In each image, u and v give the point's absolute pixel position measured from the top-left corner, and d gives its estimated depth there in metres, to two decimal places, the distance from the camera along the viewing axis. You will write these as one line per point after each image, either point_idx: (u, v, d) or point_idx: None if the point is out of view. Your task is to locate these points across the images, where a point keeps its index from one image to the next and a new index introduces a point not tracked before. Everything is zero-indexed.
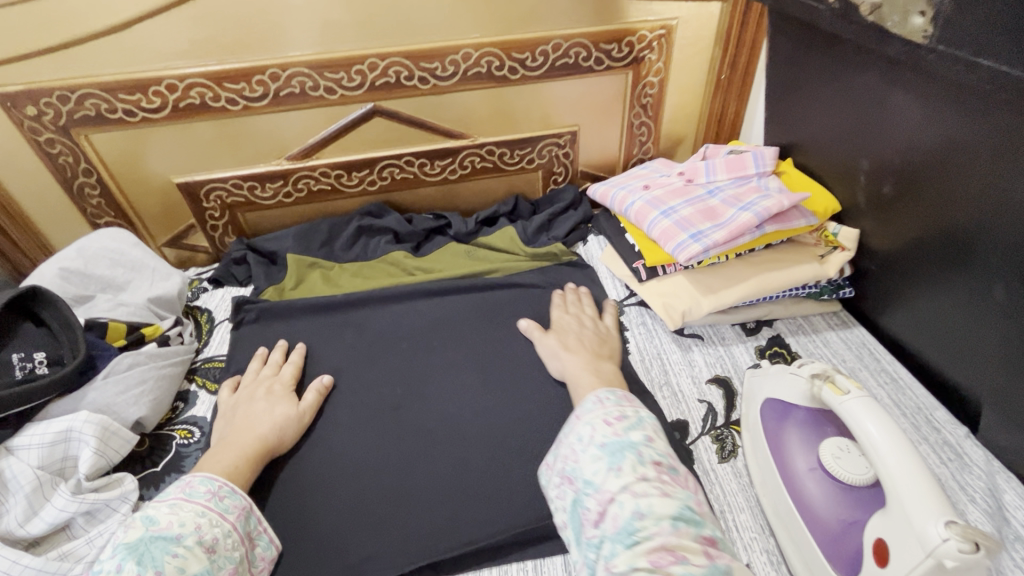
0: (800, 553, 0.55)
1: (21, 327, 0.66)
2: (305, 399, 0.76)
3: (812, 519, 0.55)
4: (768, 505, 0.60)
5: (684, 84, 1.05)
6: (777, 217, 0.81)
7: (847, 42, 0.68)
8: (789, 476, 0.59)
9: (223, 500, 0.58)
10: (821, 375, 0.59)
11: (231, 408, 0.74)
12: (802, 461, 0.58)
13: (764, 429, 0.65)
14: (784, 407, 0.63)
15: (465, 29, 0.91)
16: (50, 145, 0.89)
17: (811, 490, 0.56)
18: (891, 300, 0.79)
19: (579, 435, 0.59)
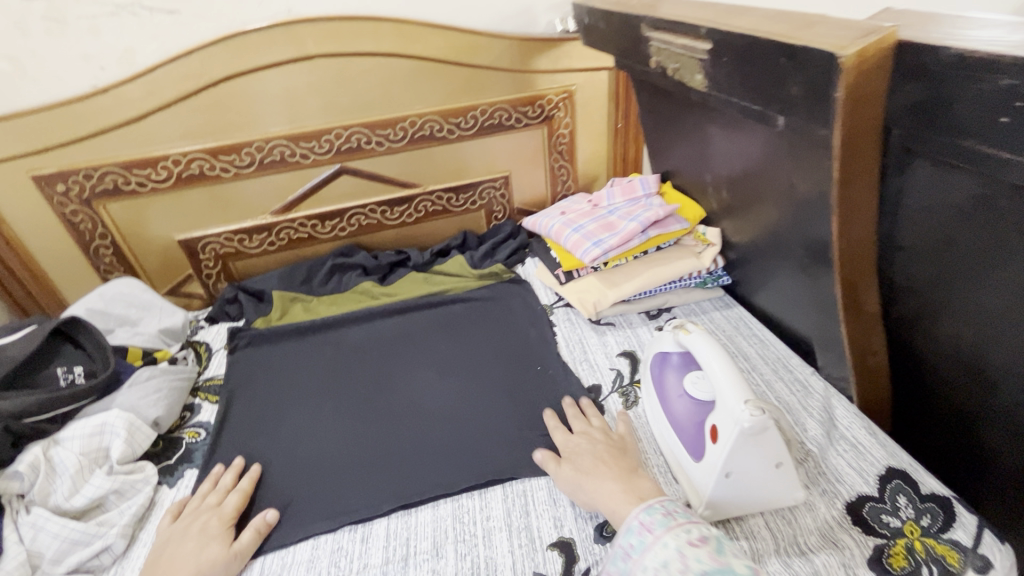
0: (676, 457, 0.75)
1: (63, 348, 0.84)
2: (241, 538, 0.69)
3: (682, 429, 0.74)
4: (657, 430, 0.80)
5: (590, 133, 1.32)
6: (658, 224, 1.05)
7: (666, 96, 0.96)
8: (668, 403, 0.78)
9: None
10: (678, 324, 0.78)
11: (161, 547, 0.69)
12: (674, 390, 0.78)
13: (653, 375, 0.84)
14: (664, 355, 0.83)
15: (409, 103, 1.17)
16: (74, 214, 1.09)
17: (680, 409, 0.75)
18: (753, 280, 1.02)
19: (663, 559, 0.53)
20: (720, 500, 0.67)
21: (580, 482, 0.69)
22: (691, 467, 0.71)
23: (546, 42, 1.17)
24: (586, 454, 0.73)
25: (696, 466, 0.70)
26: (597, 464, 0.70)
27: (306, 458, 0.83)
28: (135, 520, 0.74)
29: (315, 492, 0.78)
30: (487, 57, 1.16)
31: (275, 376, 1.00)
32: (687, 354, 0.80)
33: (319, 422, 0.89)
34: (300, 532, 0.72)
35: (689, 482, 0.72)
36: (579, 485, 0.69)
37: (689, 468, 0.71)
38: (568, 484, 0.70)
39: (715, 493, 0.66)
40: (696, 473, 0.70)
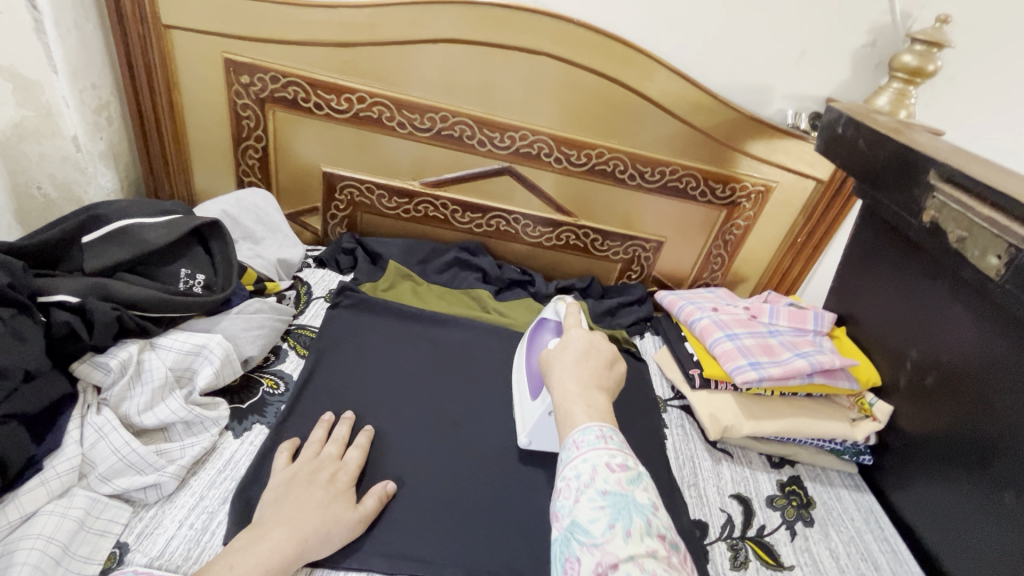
0: (520, 399, 0.84)
1: (194, 248, 0.78)
2: (365, 502, 0.67)
3: (532, 375, 0.82)
4: (516, 375, 0.89)
5: (765, 235, 1.20)
6: (826, 372, 0.92)
7: (922, 253, 0.84)
8: (531, 355, 0.85)
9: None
10: (565, 298, 0.87)
11: (285, 483, 0.65)
12: (541, 344, 0.83)
13: (530, 334, 0.90)
14: (543, 320, 0.88)
15: (606, 135, 1.08)
16: (244, 108, 1.06)
17: (537, 359, 0.82)
18: (905, 479, 0.88)
19: (579, 473, 0.51)
20: (537, 434, 0.78)
21: (555, 360, 0.65)
22: (527, 403, 0.81)
23: (770, 129, 1.06)
24: (579, 349, 0.66)
25: (530, 404, 0.80)
26: (580, 363, 0.63)
27: (377, 464, 0.74)
28: (190, 464, 0.66)
29: (385, 506, 0.69)
30: (704, 119, 1.05)
31: (365, 352, 0.91)
32: (558, 324, 0.83)
33: (402, 426, 0.80)
34: (355, 560, 0.64)
35: (522, 415, 0.82)
36: (554, 364, 0.65)
37: (526, 404, 0.81)
38: (551, 362, 0.66)
39: (536, 426, 0.77)
40: (528, 408, 0.80)
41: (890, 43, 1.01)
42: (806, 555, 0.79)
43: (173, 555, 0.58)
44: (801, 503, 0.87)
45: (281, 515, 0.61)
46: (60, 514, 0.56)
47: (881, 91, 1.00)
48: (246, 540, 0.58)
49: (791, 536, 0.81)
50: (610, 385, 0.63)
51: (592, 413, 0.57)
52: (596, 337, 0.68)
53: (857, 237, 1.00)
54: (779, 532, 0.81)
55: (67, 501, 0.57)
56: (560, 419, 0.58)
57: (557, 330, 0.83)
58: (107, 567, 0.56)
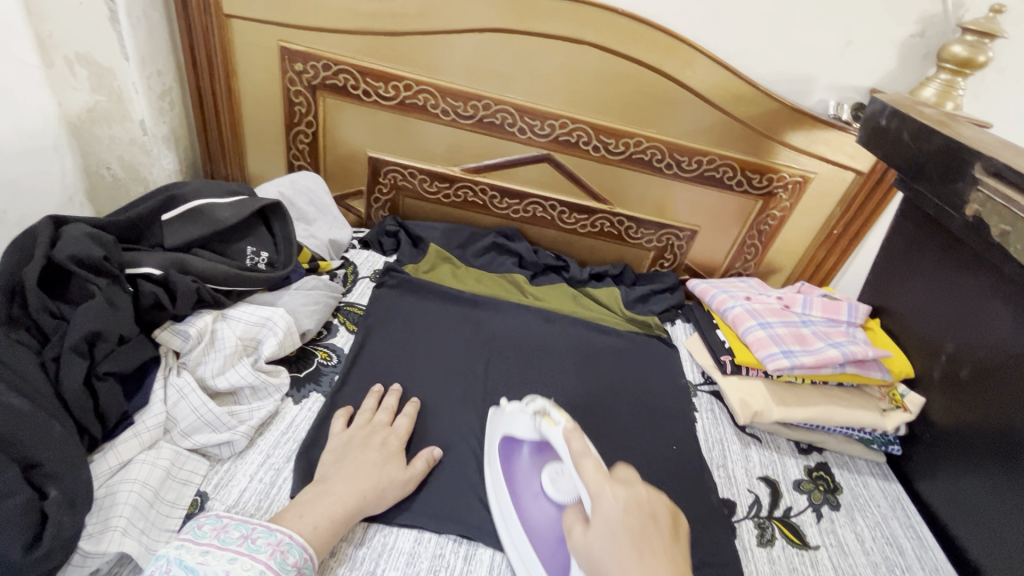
0: (525, 570, 0.64)
1: (258, 228, 0.84)
2: (415, 465, 0.72)
3: (539, 540, 0.64)
4: (500, 523, 0.69)
5: (801, 226, 1.20)
6: (858, 362, 0.94)
7: (965, 248, 0.84)
8: (520, 503, 0.67)
9: (256, 539, 0.55)
10: (540, 411, 0.67)
11: (342, 445, 0.71)
12: (535, 487, 0.68)
13: (502, 462, 0.72)
14: (510, 438, 0.73)
15: (644, 124, 1.09)
16: (296, 95, 1.11)
17: (536, 512, 0.66)
18: (934, 469, 0.89)
19: None
20: None
21: (611, 561, 0.49)
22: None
23: (811, 120, 1.06)
24: (635, 527, 0.50)
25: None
26: (644, 549, 0.49)
27: (424, 433, 0.79)
28: (258, 424, 0.72)
29: (431, 470, 0.74)
30: (744, 108, 1.06)
31: (409, 329, 0.96)
32: (539, 446, 0.70)
33: (445, 401, 0.85)
34: (406, 517, 0.69)
35: None
36: (608, 564, 0.49)
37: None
38: (599, 562, 0.50)
39: None
40: None
41: (940, 34, 1.00)
42: (832, 537, 0.81)
43: (247, 504, 0.65)
44: (828, 488, 0.89)
45: (340, 470, 0.66)
46: (151, 463, 0.62)
47: (927, 82, 0.99)
48: (312, 493, 0.63)
49: (817, 518, 0.84)
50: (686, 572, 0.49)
51: None
52: (633, 495, 0.53)
53: (897, 231, 1.00)
54: (805, 513, 0.84)
55: (155, 452, 0.64)
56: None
57: (539, 452, 0.70)
58: (191, 512, 0.62)
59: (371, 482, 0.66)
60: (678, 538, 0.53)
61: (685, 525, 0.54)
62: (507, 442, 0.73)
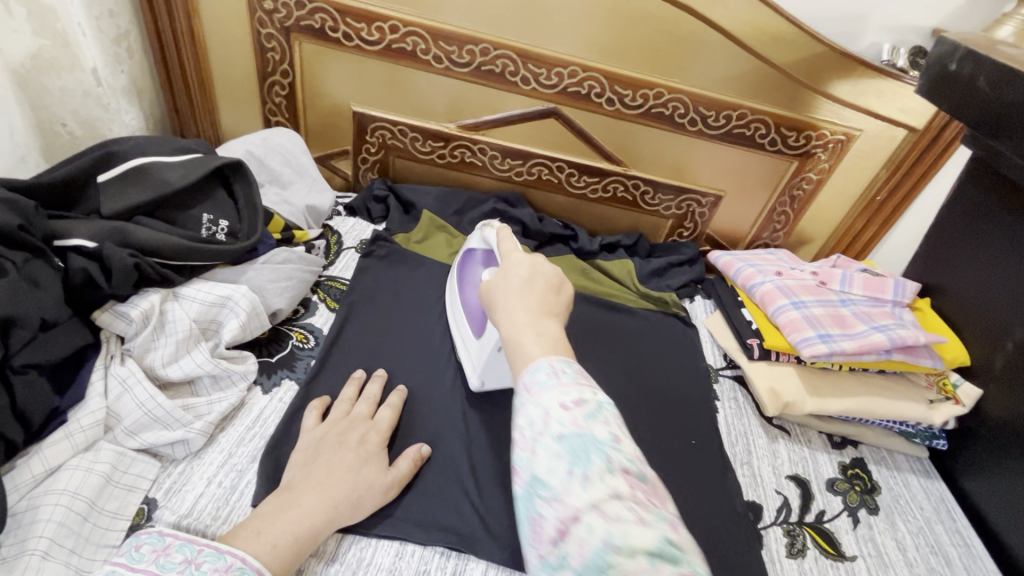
0: (461, 336, 0.78)
1: (217, 192, 0.73)
2: (399, 466, 0.63)
3: (472, 315, 0.76)
4: (452, 317, 0.82)
5: (840, 191, 1.06)
6: (906, 348, 0.83)
7: None
8: (464, 290, 0.79)
9: (200, 566, 0.46)
10: (486, 223, 0.78)
11: (314, 445, 0.61)
12: (474, 278, 0.77)
13: (459, 267, 0.84)
14: (470, 250, 0.82)
15: (667, 72, 0.95)
16: (269, 39, 0.97)
17: (473, 295, 0.77)
18: (986, 468, 0.79)
19: (531, 420, 0.40)
20: (489, 372, 0.72)
21: (498, 293, 0.53)
22: (473, 344, 0.74)
23: (861, 67, 0.91)
24: (522, 276, 0.54)
25: (475, 342, 0.73)
26: (529, 290, 0.52)
27: (410, 427, 0.70)
28: (218, 420, 0.63)
29: (417, 471, 0.65)
30: (783, 52, 0.91)
31: (397, 307, 0.85)
32: (488, 253, 0.77)
33: (435, 389, 0.75)
34: (387, 528, 0.60)
35: (468, 356, 0.76)
36: (496, 297, 0.53)
37: (470, 344, 0.75)
38: (492, 298, 0.53)
39: (487, 366, 0.71)
40: (473, 347, 0.74)
41: None
42: (870, 545, 0.72)
43: (202, 514, 0.56)
44: (865, 488, 0.80)
45: (307, 474, 0.57)
46: (86, 468, 0.53)
47: (1005, 20, 0.84)
48: (275, 504, 0.54)
49: (854, 524, 0.74)
50: (559, 310, 0.51)
51: (545, 336, 0.46)
52: (537, 263, 0.56)
53: (957, 196, 0.87)
54: (840, 518, 0.74)
55: (93, 454, 0.55)
56: (510, 354, 0.47)
57: (487, 261, 0.77)
58: (138, 522, 0.54)
59: (343, 488, 0.57)
60: (567, 299, 0.53)
61: (574, 289, 0.54)
62: (465, 254, 0.82)
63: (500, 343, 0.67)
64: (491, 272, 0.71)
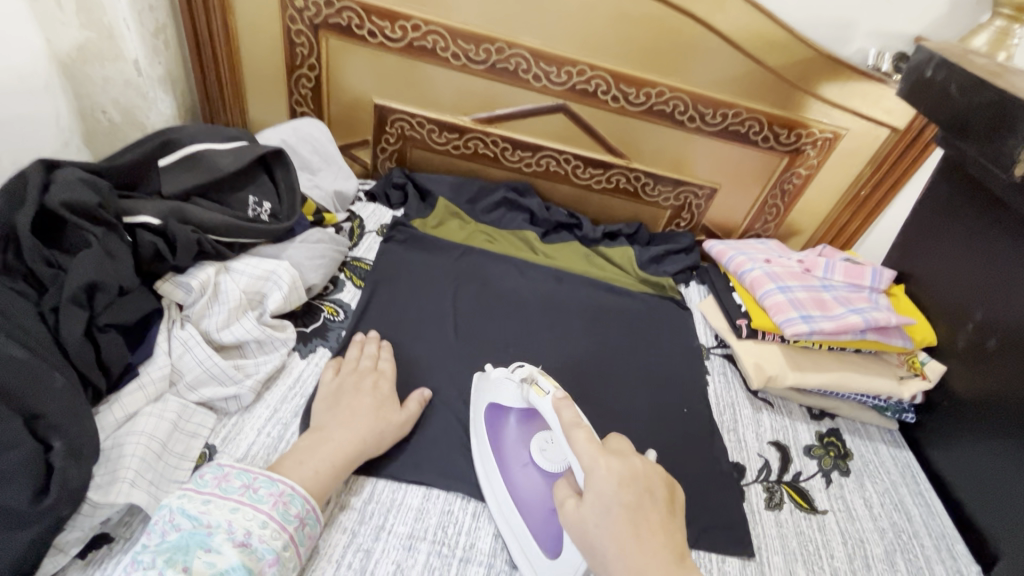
0: (518, 544, 0.62)
1: (260, 177, 0.81)
2: (409, 407, 0.72)
3: (528, 510, 0.63)
4: (487, 488, 0.67)
5: (827, 187, 1.14)
6: (879, 329, 0.91)
7: (1009, 213, 0.79)
8: (509, 476, 0.66)
9: (258, 490, 0.55)
10: (527, 378, 0.66)
11: (335, 393, 0.70)
12: (520, 456, 0.67)
13: (487, 430, 0.70)
14: (496, 407, 0.70)
15: (668, 72, 1.02)
16: (298, 35, 1.04)
17: (525, 483, 0.65)
18: (948, 438, 0.88)
19: None
20: None
21: (607, 537, 0.48)
22: (544, 563, 0.59)
23: (848, 70, 0.98)
24: (624, 507, 0.49)
25: (547, 563, 0.59)
26: (638, 524, 0.48)
27: (432, 391, 0.78)
28: (265, 378, 0.71)
29: (440, 427, 0.74)
30: (776, 56, 0.98)
31: (417, 286, 0.93)
32: (527, 416, 0.69)
33: (453, 359, 0.83)
34: (414, 473, 0.68)
35: None
36: (600, 543, 0.48)
37: (535, 562, 0.60)
38: (591, 535, 0.49)
39: None
40: (545, 571, 0.58)
41: None
42: (840, 502, 0.81)
43: (255, 457, 0.64)
44: (839, 454, 0.88)
45: (345, 422, 0.65)
46: (158, 415, 0.61)
47: (978, 30, 0.91)
48: (318, 444, 0.62)
49: (826, 484, 0.83)
50: (681, 544, 0.49)
51: None
52: (642, 475, 0.52)
53: (932, 192, 0.94)
54: (815, 478, 0.83)
55: (162, 404, 0.63)
56: None
57: (527, 423, 0.69)
58: (200, 463, 0.62)
59: (378, 438, 0.66)
60: (674, 509, 0.52)
61: (683, 499, 0.53)
62: (492, 412, 0.70)
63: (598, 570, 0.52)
64: (561, 453, 0.62)
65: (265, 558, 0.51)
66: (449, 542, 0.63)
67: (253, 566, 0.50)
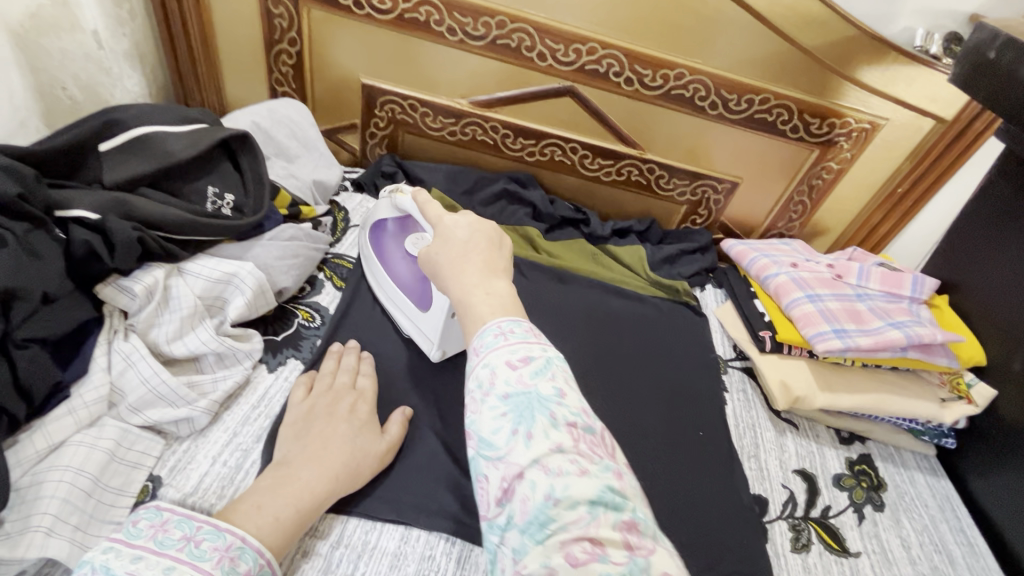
0: (405, 315, 0.76)
1: (223, 164, 0.71)
2: (390, 430, 0.63)
3: (406, 287, 0.75)
4: (377, 284, 0.80)
5: (860, 183, 1.04)
6: (922, 346, 0.81)
7: None
8: (386, 264, 0.78)
9: (200, 544, 0.45)
10: (393, 189, 0.76)
11: (303, 416, 0.61)
12: (397, 253, 0.77)
13: (374, 244, 0.81)
14: (379, 223, 0.80)
15: (690, 52, 0.91)
16: (276, 5, 0.94)
17: (402, 269, 0.76)
18: (996, 469, 0.78)
19: (478, 381, 0.42)
20: (447, 339, 0.71)
21: (440, 258, 0.52)
22: (417, 316, 0.73)
23: (893, 52, 0.87)
24: (462, 238, 0.53)
25: (422, 316, 0.72)
26: (472, 252, 0.51)
27: (416, 411, 0.69)
28: (224, 398, 0.62)
29: (424, 455, 0.65)
30: (811, 34, 0.87)
31: None
32: (401, 219, 0.78)
33: (442, 373, 0.74)
34: (392, 512, 0.59)
35: (419, 332, 0.73)
36: (439, 265, 0.52)
37: (416, 318, 0.73)
38: (433, 263, 0.53)
39: (444, 333, 0.70)
40: (423, 322, 0.72)
41: None
42: (874, 542, 0.72)
43: (206, 493, 0.56)
44: (871, 485, 0.79)
45: (310, 453, 0.56)
46: (90, 445, 0.53)
47: None
48: (278, 482, 0.53)
49: (858, 520, 0.74)
50: (504, 268, 0.51)
51: (495, 296, 0.47)
52: (475, 221, 0.55)
53: (985, 191, 0.84)
54: (846, 514, 0.74)
55: (97, 431, 0.54)
56: (461, 321, 0.47)
57: (402, 227, 0.78)
58: (140, 500, 0.54)
59: (348, 473, 0.57)
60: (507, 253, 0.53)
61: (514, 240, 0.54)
62: (377, 229, 0.81)
63: (453, 306, 0.67)
64: (419, 237, 0.72)
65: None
66: None
67: None
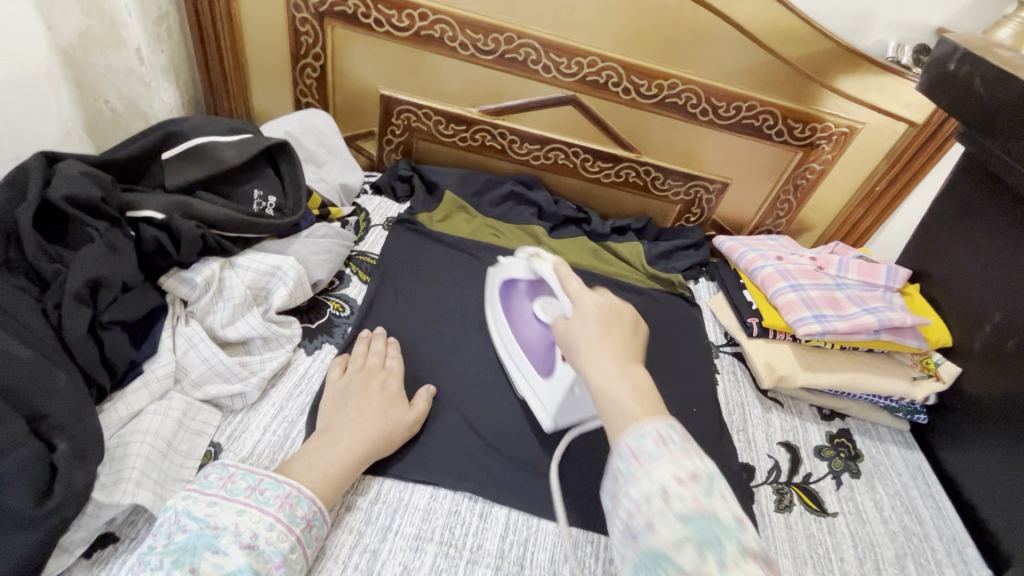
0: (523, 375, 0.78)
1: (265, 170, 0.79)
2: (416, 403, 0.71)
3: (532, 352, 0.77)
4: (506, 348, 0.81)
5: (840, 182, 1.12)
6: (894, 329, 0.90)
7: None
8: (516, 326, 0.80)
9: (264, 492, 0.54)
10: (531, 254, 0.77)
11: (341, 391, 0.69)
12: (527, 315, 0.79)
13: (503, 301, 0.83)
14: (509, 280, 0.82)
15: (681, 63, 1.00)
16: (303, 24, 1.02)
17: (530, 332, 0.77)
18: (961, 440, 0.86)
19: (646, 495, 0.43)
20: (564, 412, 0.71)
21: (580, 338, 0.57)
22: (539, 383, 0.75)
23: (866, 63, 0.96)
24: (598, 319, 0.58)
25: (544, 382, 0.74)
26: (608, 333, 0.57)
27: (439, 389, 0.77)
28: (270, 376, 0.70)
29: (446, 426, 0.73)
30: (792, 47, 0.96)
31: (424, 281, 0.92)
32: (532, 281, 0.79)
33: (460, 357, 0.82)
34: (421, 474, 0.67)
35: (538, 399, 0.75)
36: (577, 341, 0.57)
37: (536, 383, 0.75)
38: (571, 340, 0.58)
39: (563, 405, 0.71)
40: (543, 389, 0.74)
41: None
42: (851, 504, 0.80)
43: (261, 456, 0.64)
44: (849, 456, 0.87)
45: (350, 420, 0.65)
46: (163, 414, 0.61)
47: (1004, 21, 0.88)
48: (325, 445, 0.62)
49: (837, 485, 0.82)
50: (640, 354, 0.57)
51: (641, 387, 0.51)
52: (609, 303, 0.61)
53: (950, 189, 0.92)
54: (825, 480, 0.82)
55: (167, 402, 0.62)
56: (608, 413, 0.50)
57: (534, 289, 0.79)
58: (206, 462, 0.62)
59: (383, 438, 0.65)
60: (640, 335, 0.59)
61: (644, 325, 0.60)
62: (505, 286, 0.83)
63: (578, 381, 0.68)
64: (557, 308, 0.73)
65: (272, 560, 0.50)
66: (456, 544, 0.63)
67: (259, 567, 0.49)
